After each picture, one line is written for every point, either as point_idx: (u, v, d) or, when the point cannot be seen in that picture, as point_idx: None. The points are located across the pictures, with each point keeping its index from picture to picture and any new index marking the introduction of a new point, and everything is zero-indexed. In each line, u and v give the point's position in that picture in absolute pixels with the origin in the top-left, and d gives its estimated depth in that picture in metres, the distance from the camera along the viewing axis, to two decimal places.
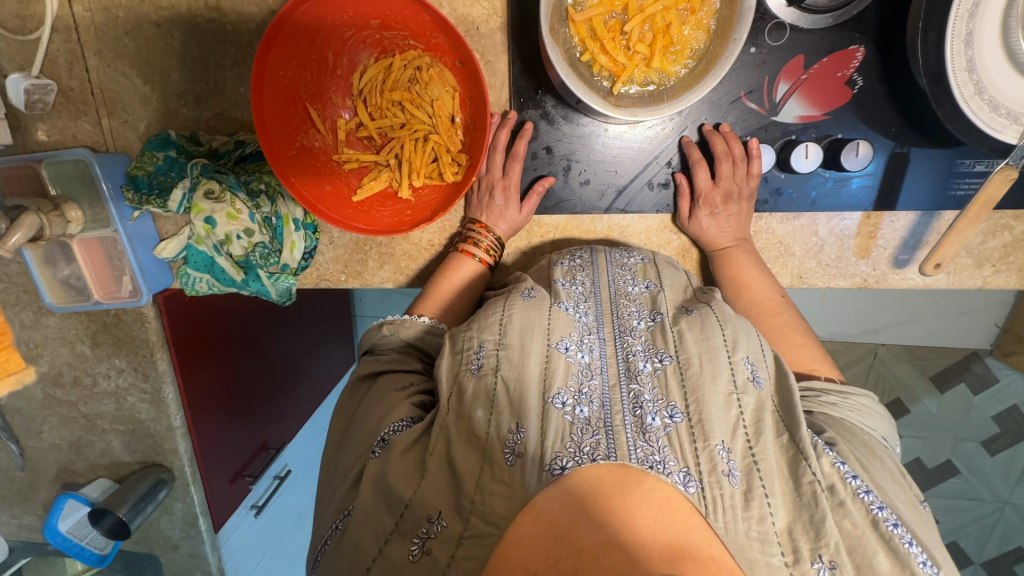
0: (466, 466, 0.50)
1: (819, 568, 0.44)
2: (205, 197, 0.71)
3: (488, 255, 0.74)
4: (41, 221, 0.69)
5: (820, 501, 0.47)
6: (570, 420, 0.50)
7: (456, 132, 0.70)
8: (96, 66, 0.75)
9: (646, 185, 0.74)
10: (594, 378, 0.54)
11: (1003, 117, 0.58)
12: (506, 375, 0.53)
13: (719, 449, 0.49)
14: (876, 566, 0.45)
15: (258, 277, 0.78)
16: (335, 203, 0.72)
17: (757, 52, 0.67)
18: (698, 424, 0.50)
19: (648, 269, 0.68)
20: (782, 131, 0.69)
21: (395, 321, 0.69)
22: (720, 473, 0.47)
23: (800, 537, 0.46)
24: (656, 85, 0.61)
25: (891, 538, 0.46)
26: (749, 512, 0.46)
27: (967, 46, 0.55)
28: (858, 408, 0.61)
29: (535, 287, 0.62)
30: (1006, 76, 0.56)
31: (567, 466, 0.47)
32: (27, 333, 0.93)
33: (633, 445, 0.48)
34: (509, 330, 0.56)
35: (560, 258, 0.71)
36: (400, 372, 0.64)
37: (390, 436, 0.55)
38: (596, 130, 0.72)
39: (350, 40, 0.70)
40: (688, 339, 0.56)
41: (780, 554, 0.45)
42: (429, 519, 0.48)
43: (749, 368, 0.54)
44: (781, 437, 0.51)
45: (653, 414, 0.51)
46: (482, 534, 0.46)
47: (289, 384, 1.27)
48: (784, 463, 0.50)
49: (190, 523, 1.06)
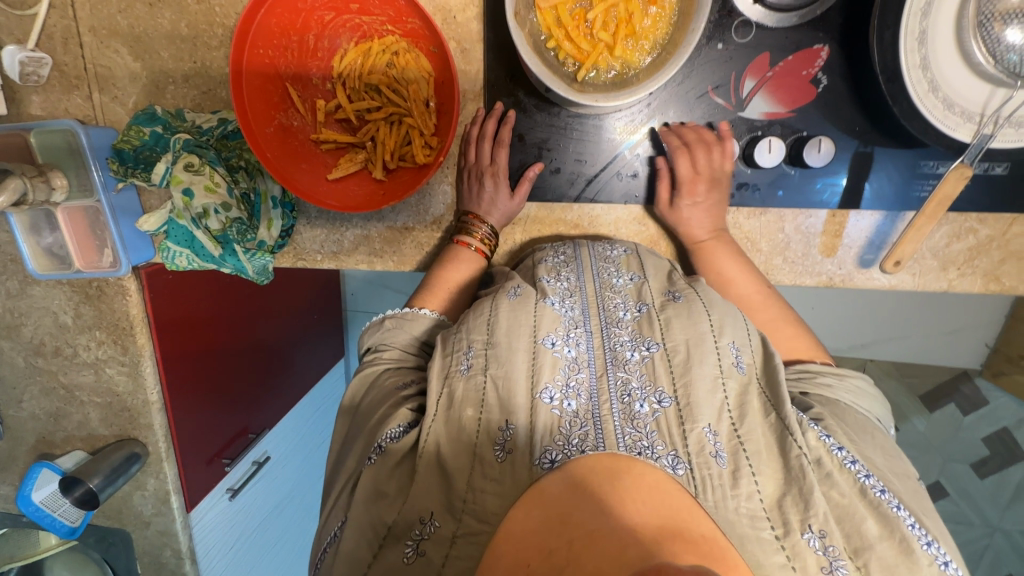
0: (456, 462, 0.50)
1: (808, 538, 0.45)
2: (184, 169, 0.71)
3: (484, 245, 0.76)
4: (25, 186, 0.71)
5: (807, 473, 0.47)
6: (558, 413, 0.51)
7: (430, 116, 0.72)
8: (90, 42, 0.78)
9: (616, 175, 0.75)
10: (582, 372, 0.55)
11: (957, 115, 0.59)
12: (495, 373, 0.54)
13: (706, 431, 0.50)
14: (866, 533, 0.46)
15: (234, 252, 0.79)
16: (310, 181, 0.74)
17: (724, 49, 0.69)
18: (686, 407, 0.51)
19: (631, 261, 0.69)
20: (749, 126, 0.70)
21: (398, 316, 0.69)
22: (708, 455, 0.48)
23: (789, 509, 0.46)
24: (618, 72, 0.63)
25: (879, 504, 0.47)
26: (737, 489, 0.47)
27: (921, 44, 0.57)
28: (854, 390, 0.61)
29: (521, 285, 0.64)
30: (959, 74, 0.58)
31: (556, 458, 0.48)
32: (13, 302, 0.95)
33: (622, 434, 0.49)
34: (497, 328, 0.57)
35: (544, 256, 0.71)
36: (398, 372, 0.64)
37: (386, 443, 0.54)
38: (570, 123, 0.73)
39: (331, 24, 0.72)
40: (674, 325, 0.57)
41: (770, 528, 0.45)
42: (421, 520, 0.49)
43: (735, 353, 0.55)
44: (768, 416, 0.52)
45: (642, 401, 0.52)
46: (476, 531, 0.46)
47: (273, 371, 1.28)
48: (772, 440, 0.51)
49: (162, 500, 1.07)
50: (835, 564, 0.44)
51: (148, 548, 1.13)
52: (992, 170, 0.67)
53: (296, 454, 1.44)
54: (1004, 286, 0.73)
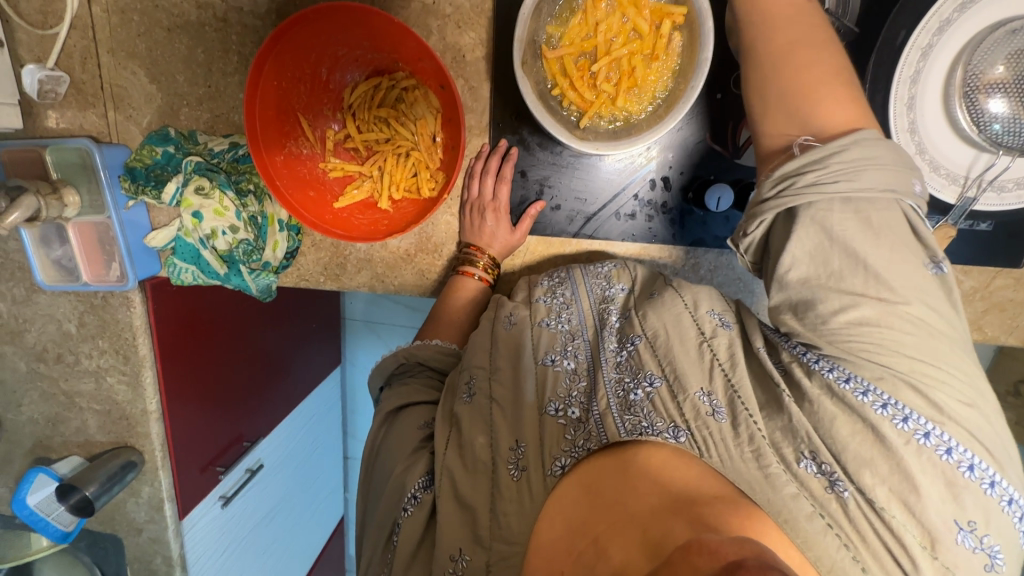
0: (476, 496, 0.52)
1: (806, 464, 0.47)
2: (195, 192, 0.76)
3: (487, 274, 0.78)
4: (39, 203, 0.73)
5: (786, 404, 0.50)
6: (563, 423, 0.53)
7: (436, 150, 0.75)
8: (108, 62, 0.80)
9: (614, 215, 0.77)
10: (582, 380, 0.58)
11: (942, 177, 0.64)
12: (499, 396, 0.58)
13: (699, 395, 0.51)
14: (836, 434, 0.47)
15: (239, 271, 0.81)
16: (316, 209, 0.76)
17: (723, 98, 0.71)
18: (675, 381, 0.53)
19: (622, 274, 0.70)
20: (742, 173, 0.73)
21: (410, 347, 0.73)
22: (705, 416, 0.50)
23: (783, 442, 0.48)
24: (622, 122, 0.65)
25: (847, 399, 0.48)
26: (739, 438, 0.48)
27: (909, 109, 0.62)
28: (852, 163, 0.50)
29: (516, 311, 0.68)
30: (947, 138, 0.63)
31: (565, 464, 0.50)
32: (19, 309, 0.97)
33: (621, 422, 0.50)
34: (496, 354, 0.62)
35: (540, 279, 0.73)
36: (417, 410, 0.65)
37: (420, 493, 0.56)
38: (573, 162, 0.76)
39: (343, 58, 0.75)
40: (650, 316, 0.60)
41: (776, 462, 0.47)
42: (452, 557, 0.50)
43: (716, 317, 0.59)
44: (756, 369, 0.55)
45: (635, 389, 0.53)
46: (506, 555, 0.48)
47: (272, 378, 1.30)
48: (759, 389, 0.53)
49: (155, 508, 1.07)
50: (834, 480, 0.46)
51: (139, 555, 1.14)
52: (976, 227, 0.69)
53: (291, 460, 1.46)
54: (985, 335, 0.74)
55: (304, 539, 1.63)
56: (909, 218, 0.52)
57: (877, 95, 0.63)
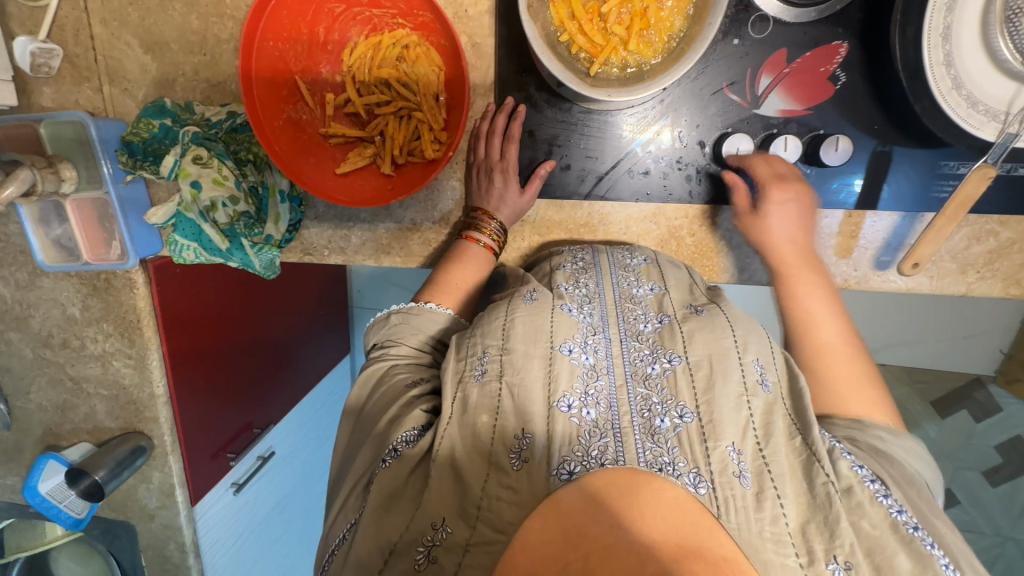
0: (472, 468, 0.50)
1: (833, 569, 0.44)
2: (192, 161, 0.71)
3: (494, 242, 0.75)
4: (34, 176, 0.71)
5: (834, 502, 0.47)
6: (576, 423, 0.51)
7: (440, 111, 0.72)
8: (100, 33, 0.78)
9: (627, 172, 0.74)
10: (601, 379, 0.55)
11: (981, 114, 0.59)
12: (511, 379, 0.53)
13: (730, 450, 0.49)
14: (897, 568, 0.44)
15: (241, 246, 0.78)
16: (318, 176, 0.73)
17: (740, 44, 0.67)
18: (708, 424, 0.50)
19: (651, 271, 0.67)
20: (764, 124, 0.69)
21: (404, 310, 0.69)
22: (731, 475, 0.47)
23: (814, 538, 0.45)
24: (634, 68, 0.62)
25: (911, 540, 0.46)
26: (761, 512, 0.46)
27: (945, 40, 0.57)
28: (908, 449, 0.56)
29: (537, 290, 0.63)
30: (985, 72, 0.58)
31: (574, 470, 0.48)
32: (22, 293, 0.96)
33: (641, 448, 0.49)
34: (513, 333, 0.57)
35: (562, 261, 0.70)
36: (410, 369, 0.65)
37: (402, 447, 0.55)
38: (582, 118, 0.72)
39: (341, 17, 0.72)
40: (697, 339, 0.56)
41: (795, 555, 0.44)
42: (433, 526, 0.48)
43: (759, 371, 0.54)
44: (793, 439, 0.51)
45: (662, 416, 0.51)
46: (492, 541, 0.46)
47: (281, 367, 1.28)
48: (798, 466, 0.50)
49: (167, 493, 1.06)
50: None
51: (153, 542, 1.13)
52: (1015, 171, 0.66)
53: (302, 447, 1.45)
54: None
55: (316, 528, 1.62)
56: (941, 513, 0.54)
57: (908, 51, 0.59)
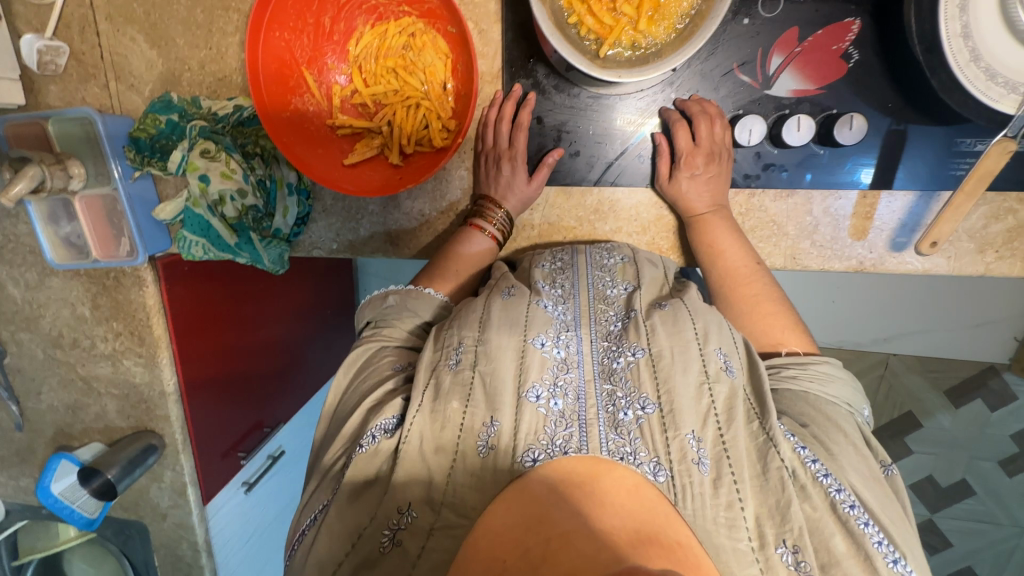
0: (438, 463, 0.49)
1: (782, 553, 0.44)
2: (200, 154, 0.72)
3: (499, 232, 0.74)
4: (43, 173, 0.71)
5: (787, 485, 0.46)
6: (544, 412, 0.49)
7: (447, 99, 0.72)
8: (107, 30, 0.78)
9: (636, 157, 0.73)
10: (570, 372, 0.53)
11: (1000, 86, 0.58)
12: (483, 369, 0.52)
13: (690, 438, 0.48)
14: (833, 550, 0.45)
15: (250, 240, 0.78)
16: (326, 167, 0.73)
17: (750, 24, 0.66)
18: (669, 414, 0.49)
19: (628, 269, 0.66)
20: (775, 104, 0.68)
21: (402, 292, 0.69)
22: (690, 462, 0.47)
23: (765, 523, 0.45)
24: (644, 49, 0.61)
25: (847, 520, 0.46)
26: (717, 499, 0.45)
27: (962, 11, 0.56)
28: (820, 376, 0.59)
29: (515, 286, 0.61)
30: (1003, 44, 0.57)
31: (538, 458, 0.47)
32: (31, 293, 0.96)
33: (605, 439, 0.48)
34: (490, 327, 0.55)
35: (540, 260, 0.69)
36: (399, 351, 0.63)
37: (379, 435, 0.52)
38: (590, 103, 0.72)
39: (346, 7, 0.71)
40: (660, 332, 0.54)
41: (748, 539, 0.45)
42: (399, 510, 0.48)
43: (722, 359, 0.53)
44: (751, 424, 0.50)
45: (626, 408, 0.50)
46: (454, 524, 0.46)
47: (290, 370, 1.28)
48: (754, 452, 0.49)
49: (179, 492, 1.06)
50: None
51: (164, 541, 1.12)
52: None
53: (307, 454, 1.44)
54: None
55: None
56: (862, 429, 0.57)
57: (924, 23, 0.59)
